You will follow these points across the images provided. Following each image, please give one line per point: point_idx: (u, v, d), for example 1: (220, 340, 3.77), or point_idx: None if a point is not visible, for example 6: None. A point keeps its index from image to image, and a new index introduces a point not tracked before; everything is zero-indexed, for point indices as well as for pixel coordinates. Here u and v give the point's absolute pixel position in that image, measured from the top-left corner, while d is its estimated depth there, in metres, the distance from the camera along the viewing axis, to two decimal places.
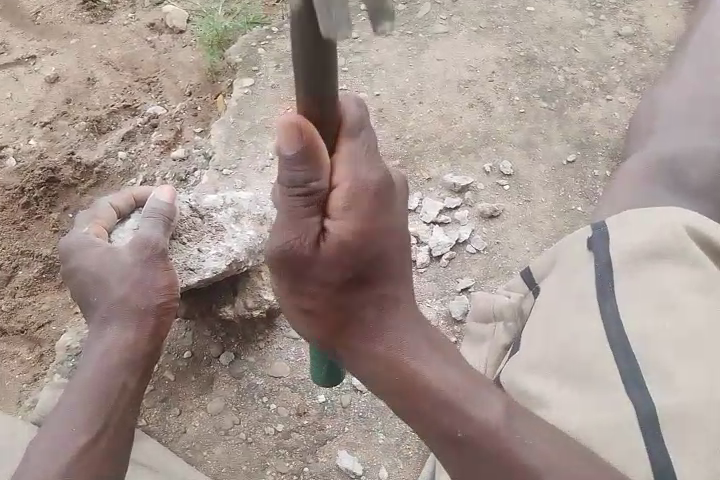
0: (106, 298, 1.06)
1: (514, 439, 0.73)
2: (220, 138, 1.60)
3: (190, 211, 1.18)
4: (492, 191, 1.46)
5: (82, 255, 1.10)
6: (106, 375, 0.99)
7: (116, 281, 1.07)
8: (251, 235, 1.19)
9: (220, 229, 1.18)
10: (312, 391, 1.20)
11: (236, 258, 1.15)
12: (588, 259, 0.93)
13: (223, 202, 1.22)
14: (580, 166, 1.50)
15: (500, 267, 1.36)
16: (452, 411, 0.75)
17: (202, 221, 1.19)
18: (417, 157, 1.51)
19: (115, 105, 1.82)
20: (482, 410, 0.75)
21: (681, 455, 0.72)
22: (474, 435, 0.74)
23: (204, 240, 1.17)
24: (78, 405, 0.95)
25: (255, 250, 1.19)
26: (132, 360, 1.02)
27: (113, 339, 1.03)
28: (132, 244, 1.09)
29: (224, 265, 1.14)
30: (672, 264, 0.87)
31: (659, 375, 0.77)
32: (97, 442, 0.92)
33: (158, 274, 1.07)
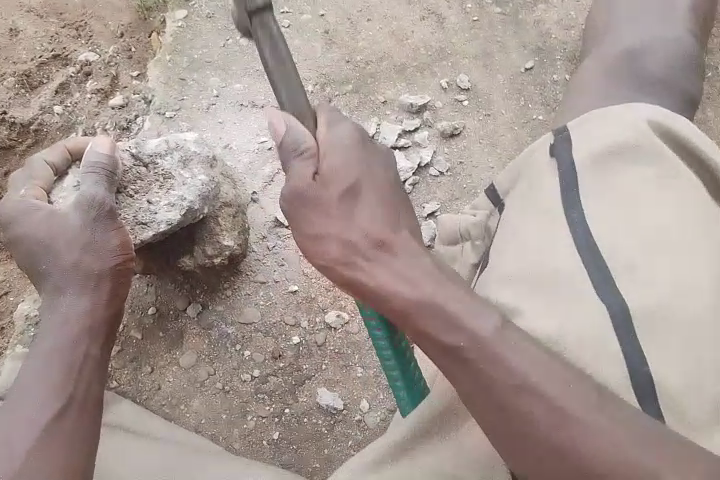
0: (56, 266, 0.96)
1: (510, 347, 0.68)
2: (157, 79, 1.51)
3: (132, 159, 1.10)
4: (450, 108, 1.39)
5: (20, 221, 0.99)
6: (64, 348, 0.90)
7: (63, 245, 0.97)
8: (202, 181, 1.12)
9: (169, 177, 1.11)
10: (285, 333, 1.18)
11: (190, 207, 1.09)
12: (553, 165, 0.94)
13: (167, 146, 1.13)
14: (539, 73, 1.44)
15: (464, 187, 1.32)
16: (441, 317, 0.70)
17: (148, 170, 1.11)
18: (370, 80, 1.42)
19: (43, 56, 1.68)
20: (478, 323, 0.70)
21: (655, 353, 0.73)
22: (471, 344, 0.69)
23: (153, 190, 1.10)
24: (38, 384, 0.86)
25: (209, 196, 1.12)
26: (93, 326, 0.95)
27: (68, 310, 0.94)
28: (77, 204, 0.99)
29: (178, 216, 1.07)
30: (635, 161, 0.88)
31: (628, 273, 0.79)
32: (63, 418, 0.85)
33: (109, 234, 0.99)
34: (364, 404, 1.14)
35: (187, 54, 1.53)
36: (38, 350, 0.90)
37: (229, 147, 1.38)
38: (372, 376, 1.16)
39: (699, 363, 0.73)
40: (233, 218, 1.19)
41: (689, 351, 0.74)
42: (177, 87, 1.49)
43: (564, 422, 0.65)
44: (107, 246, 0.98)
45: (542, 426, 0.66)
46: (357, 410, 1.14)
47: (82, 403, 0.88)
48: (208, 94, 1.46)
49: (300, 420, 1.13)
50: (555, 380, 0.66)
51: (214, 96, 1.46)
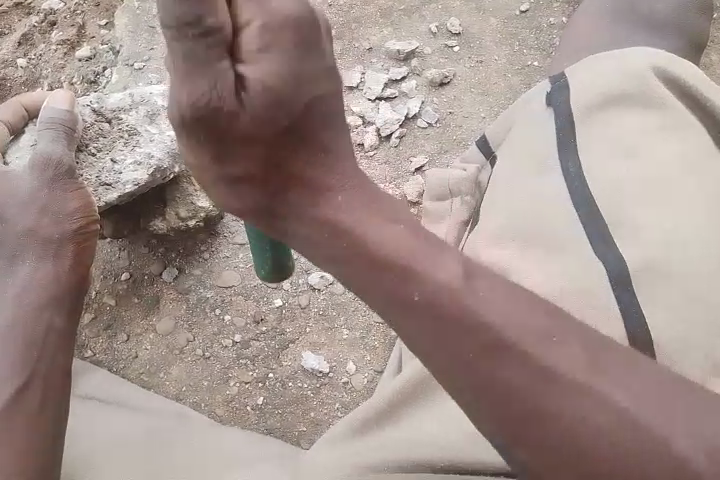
0: (8, 231, 0.91)
1: (478, 299, 0.58)
2: (126, 28, 1.40)
3: (93, 115, 1.02)
4: (440, 55, 1.30)
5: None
6: (25, 317, 0.85)
7: (17, 211, 0.91)
8: (171, 137, 1.05)
9: (134, 133, 1.03)
10: (266, 296, 1.13)
11: (158, 165, 1.01)
12: (547, 116, 0.86)
13: (132, 100, 1.05)
14: (535, 15, 1.34)
15: (455, 139, 1.25)
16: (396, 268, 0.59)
17: (110, 125, 1.03)
18: (354, 25, 1.33)
19: (3, 4, 1.56)
20: (438, 268, 0.60)
21: (654, 312, 0.67)
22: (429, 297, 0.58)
23: (117, 147, 1.02)
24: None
25: (179, 154, 1.05)
26: (57, 293, 0.89)
27: (30, 276, 0.88)
28: (30, 167, 0.92)
29: (145, 176, 1.00)
30: (636, 110, 0.81)
31: (627, 230, 0.73)
32: (25, 396, 0.80)
33: (66, 197, 0.92)
34: (351, 367, 1.10)
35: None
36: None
37: None
38: (359, 339, 1.11)
39: (700, 323, 0.67)
40: None
41: (691, 310, 0.67)
42: (148, 37, 1.38)
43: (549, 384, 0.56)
44: (64, 208, 0.91)
45: (530, 388, 0.56)
46: (343, 374, 1.09)
47: (46, 378, 0.83)
48: None
49: (285, 384, 1.09)
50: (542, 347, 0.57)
51: None
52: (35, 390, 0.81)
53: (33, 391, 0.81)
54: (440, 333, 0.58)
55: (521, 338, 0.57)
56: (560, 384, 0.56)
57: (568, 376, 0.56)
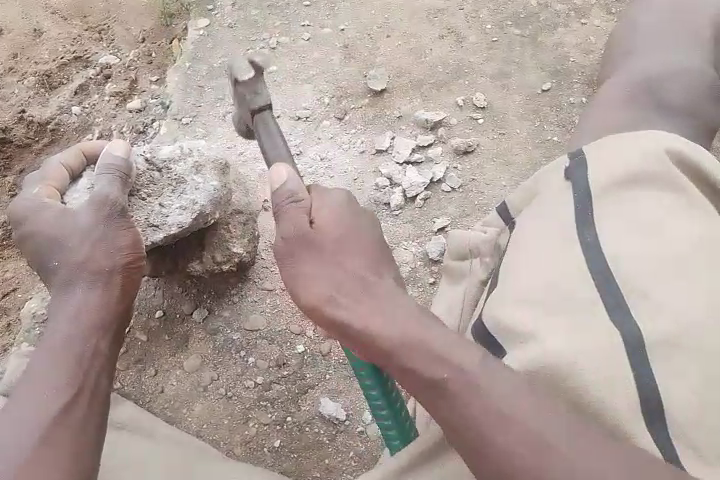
0: (63, 262, 0.98)
1: (480, 377, 0.69)
2: (176, 85, 1.53)
3: (145, 164, 1.11)
4: (466, 125, 1.40)
5: (32, 216, 1.02)
6: (71, 342, 0.90)
7: (74, 242, 0.99)
8: (214, 186, 1.13)
9: (181, 181, 1.12)
10: (289, 341, 1.18)
11: (201, 211, 1.10)
12: (568, 188, 0.94)
13: (181, 152, 1.14)
14: (555, 94, 1.44)
15: (477, 204, 1.32)
16: (425, 354, 0.71)
17: (161, 175, 1.12)
18: (386, 94, 1.44)
19: (65, 57, 1.71)
20: (463, 358, 0.71)
21: (671, 382, 0.72)
22: (456, 377, 0.70)
23: (165, 194, 1.11)
24: (41, 376, 0.87)
25: (220, 202, 1.14)
26: (102, 323, 0.95)
27: (80, 302, 0.95)
28: (90, 203, 1.00)
29: (189, 220, 1.09)
30: (650, 190, 0.88)
31: (642, 302, 0.78)
32: (68, 416, 0.84)
33: (120, 232, 1.00)
34: (367, 416, 1.13)
35: (209, 61, 1.55)
36: (46, 345, 0.90)
37: (243, 155, 1.39)
38: None
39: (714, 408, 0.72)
40: (244, 226, 1.20)
41: (706, 388, 0.73)
42: (196, 94, 1.51)
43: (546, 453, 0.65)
44: (117, 242, 1.00)
45: (522, 460, 0.66)
46: (359, 422, 1.13)
47: (89, 400, 0.88)
48: (225, 102, 1.48)
49: (302, 429, 1.12)
50: (529, 412, 0.67)
51: (230, 104, 1.48)
52: (78, 409, 0.85)
53: (75, 412, 0.85)
54: (461, 415, 0.69)
55: (521, 418, 0.67)
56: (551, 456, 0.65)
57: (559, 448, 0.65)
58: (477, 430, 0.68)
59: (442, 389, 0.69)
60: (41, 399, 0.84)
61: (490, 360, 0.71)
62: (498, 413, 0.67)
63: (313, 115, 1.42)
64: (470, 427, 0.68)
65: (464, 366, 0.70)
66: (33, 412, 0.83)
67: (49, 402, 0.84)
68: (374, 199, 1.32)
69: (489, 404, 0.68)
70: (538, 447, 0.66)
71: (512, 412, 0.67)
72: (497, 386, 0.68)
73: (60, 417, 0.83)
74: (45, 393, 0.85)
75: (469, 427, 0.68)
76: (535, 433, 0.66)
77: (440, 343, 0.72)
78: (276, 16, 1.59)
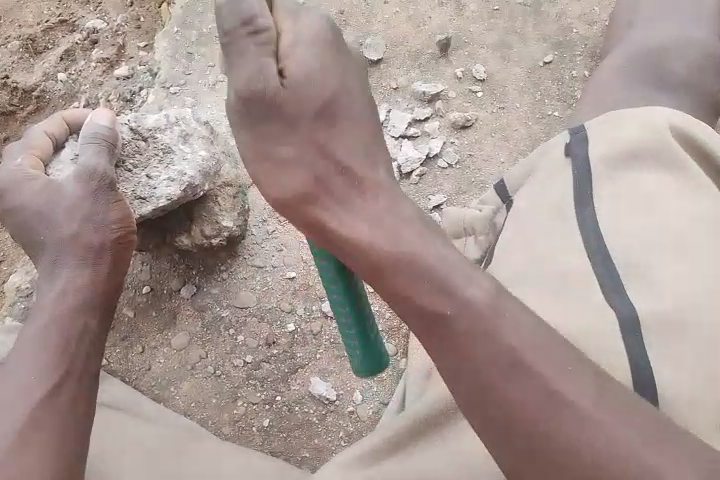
0: (50, 238, 0.95)
1: (506, 319, 0.66)
2: (165, 53, 1.47)
3: (131, 133, 1.05)
4: (464, 99, 1.35)
5: (14, 188, 0.97)
6: (58, 322, 0.88)
7: (60, 217, 0.95)
8: (203, 156, 1.10)
9: (169, 151, 1.07)
10: (280, 319, 1.16)
11: (190, 183, 1.06)
12: (567, 164, 0.90)
13: (168, 120, 1.09)
14: (557, 67, 1.39)
15: (473, 181, 1.29)
16: (428, 278, 0.69)
17: (147, 143, 1.07)
18: (383, 64, 1.38)
19: (49, 21, 1.64)
20: (471, 291, 0.68)
21: (664, 362, 0.69)
22: (463, 310, 0.67)
23: (152, 165, 1.06)
24: (31, 356, 0.85)
25: (209, 173, 1.10)
26: (91, 302, 0.92)
27: (70, 278, 0.92)
28: (76, 176, 0.96)
29: (177, 191, 1.05)
30: (651, 165, 0.84)
31: (639, 280, 0.76)
32: (58, 396, 0.83)
33: (108, 208, 0.97)
34: (357, 396, 1.11)
35: (198, 27, 1.48)
36: (36, 324, 0.88)
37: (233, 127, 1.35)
38: None
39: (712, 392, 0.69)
40: (233, 198, 1.17)
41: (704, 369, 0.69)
42: (185, 62, 1.45)
43: (559, 404, 0.63)
44: (106, 218, 0.96)
45: (539, 407, 0.63)
46: (350, 402, 1.11)
47: (78, 380, 0.86)
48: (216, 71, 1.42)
49: (291, 408, 1.11)
50: (553, 358, 0.65)
51: (221, 73, 1.42)
52: (68, 390, 0.84)
53: (64, 393, 0.84)
54: (468, 349, 0.66)
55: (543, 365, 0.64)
56: (569, 409, 0.62)
57: (573, 395, 0.63)
58: (493, 368, 0.65)
59: (444, 323, 0.67)
60: (34, 382, 0.83)
61: (503, 301, 0.68)
62: (515, 357, 0.64)
63: None
64: (480, 365, 0.65)
65: (475, 302, 0.67)
66: (23, 394, 0.82)
67: (37, 382, 0.83)
68: None
69: (499, 351, 0.65)
70: (548, 392, 0.63)
71: (524, 357, 0.64)
72: (512, 332, 0.66)
73: (47, 399, 0.82)
74: (35, 373, 0.83)
75: (478, 363, 0.65)
76: (549, 383, 0.63)
77: (456, 279, 0.69)
78: None
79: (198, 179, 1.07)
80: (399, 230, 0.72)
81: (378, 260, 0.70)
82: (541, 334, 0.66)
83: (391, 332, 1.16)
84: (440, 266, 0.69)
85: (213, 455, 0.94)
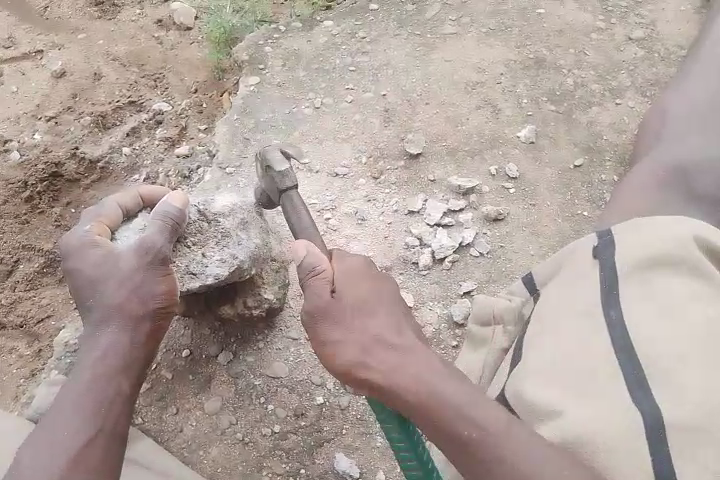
0: (98, 302, 1.01)
1: (515, 441, 0.79)
2: (223, 136, 1.59)
3: (197, 214, 1.14)
4: (497, 194, 1.44)
5: (77, 252, 1.04)
6: (97, 381, 0.95)
7: (110, 288, 1.02)
8: (255, 243, 1.17)
9: (227, 236, 1.14)
10: (309, 392, 1.19)
11: (239, 265, 1.13)
12: (596, 265, 0.95)
13: (233, 206, 1.18)
14: (587, 171, 1.48)
15: (504, 270, 1.34)
16: (451, 416, 0.83)
17: (209, 225, 1.14)
18: (421, 158, 1.49)
19: (120, 101, 1.82)
20: (484, 417, 0.82)
21: (686, 468, 0.72)
22: (482, 437, 0.81)
23: (209, 245, 1.13)
24: (65, 417, 0.91)
25: (258, 259, 1.17)
26: (127, 366, 0.99)
27: (110, 341, 0.99)
28: (136, 250, 1.03)
29: (226, 272, 1.11)
30: (678, 269, 0.88)
31: (663, 382, 0.78)
32: (87, 455, 0.89)
33: (158, 280, 1.03)
34: (380, 476, 1.12)
35: (255, 114, 1.62)
36: (76, 386, 0.94)
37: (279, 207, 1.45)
38: None
39: None
40: (276, 273, 1.24)
41: None
42: (241, 145, 1.57)
43: None
44: (152, 290, 1.02)
45: None
46: None
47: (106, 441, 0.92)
48: None
49: None
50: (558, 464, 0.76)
51: None
52: (97, 448, 0.90)
53: (94, 450, 0.90)
54: (489, 468, 0.80)
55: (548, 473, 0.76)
56: None
57: None
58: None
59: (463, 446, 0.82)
60: (67, 438, 0.89)
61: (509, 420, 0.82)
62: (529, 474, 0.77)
63: (349, 173, 1.47)
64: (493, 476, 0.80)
65: (486, 425, 0.81)
66: (54, 449, 0.88)
67: (70, 440, 0.89)
68: (403, 257, 1.35)
69: (510, 464, 0.79)
70: None
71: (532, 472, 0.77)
72: (516, 448, 0.79)
73: (79, 454, 0.88)
74: (68, 434, 0.89)
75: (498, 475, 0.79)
76: None
77: (472, 408, 0.83)
78: (324, 77, 1.66)
79: (249, 261, 1.14)
80: (424, 371, 0.87)
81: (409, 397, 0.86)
82: (543, 447, 0.78)
83: None
84: (454, 399, 0.84)
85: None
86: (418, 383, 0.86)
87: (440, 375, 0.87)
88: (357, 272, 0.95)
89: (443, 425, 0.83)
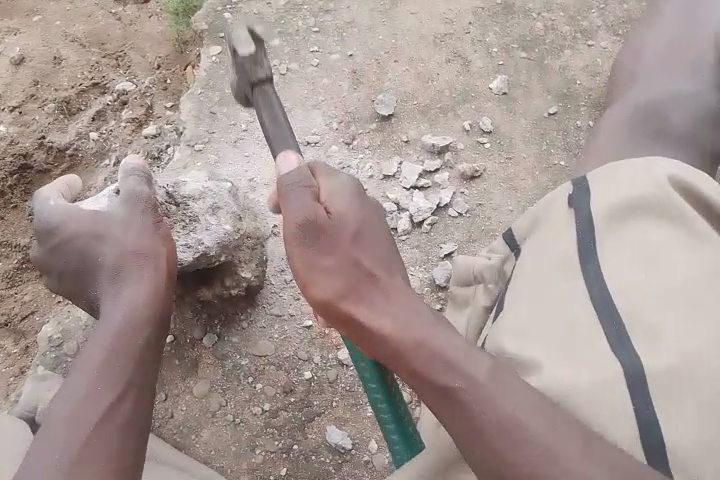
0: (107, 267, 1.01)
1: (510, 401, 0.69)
2: (189, 113, 1.55)
3: (166, 197, 1.12)
4: (472, 150, 1.41)
5: (65, 218, 1.05)
6: (117, 346, 0.93)
7: (101, 252, 1.02)
8: (225, 229, 1.12)
9: (195, 220, 1.13)
10: (296, 368, 1.19)
11: (204, 252, 1.10)
12: (570, 216, 0.93)
13: (203, 191, 1.15)
14: (562, 118, 1.45)
15: (483, 229, 1.33)
16: (442, 363, 0.72)
17: (177, 208, 1.13)
18: (393, 119, 1.45)
19: (83, 84, 1.76)
20: (475, 369, 0.72)
21: (669, 415, 0.70)
22: (469, 389, 0.70)
23: (175, 229, 1.12)
24: (65, 409, 0.85)
25: (228, 246, 1.13)
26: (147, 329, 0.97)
27: (106, 328, 0.94)
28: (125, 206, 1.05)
29: (189, 258, 1.09)
30: (652, 216, 0.86)
31: (642, 333, 0.77)
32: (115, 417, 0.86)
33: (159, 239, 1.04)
34: (372, 445, 1.14)
35: (220, 88, 1.57)
36: (77, 379, 0.89)
37: (253, 182, 1.42)
38: None
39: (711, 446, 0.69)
40: (252, 249, 1.21)
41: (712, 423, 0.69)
42: (208, 121, 1.52)
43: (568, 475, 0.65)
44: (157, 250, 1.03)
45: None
46: (365, 451, 1.13)
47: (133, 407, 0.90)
48: (237, 128, 1.51)
49: (307, 457, 1.13)
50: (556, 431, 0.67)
51: (242, 130, 1.50)
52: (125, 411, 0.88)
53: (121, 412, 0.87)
54: (478, 426, 0.69)
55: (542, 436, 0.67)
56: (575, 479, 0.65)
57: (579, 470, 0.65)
58: (496, 442, 0.68)
59: (448, 394, 0.71)
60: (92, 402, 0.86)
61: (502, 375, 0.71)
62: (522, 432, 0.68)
63: (321, 140, 1.43)
64: (481, 435, 0.69)
65: (479, 379, 0.71)
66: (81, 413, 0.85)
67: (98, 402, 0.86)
68: None
69: (504, 422, 0.68)
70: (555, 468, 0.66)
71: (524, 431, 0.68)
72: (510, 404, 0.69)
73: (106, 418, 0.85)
74: (92, 394, 0.87)
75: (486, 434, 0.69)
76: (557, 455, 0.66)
77: (464, 359, 0.72)
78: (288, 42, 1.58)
79: (216, 251, 1.12)
80: (413, 313, 0.76)
81: (394, 342, 0.73)
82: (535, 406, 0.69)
83: None
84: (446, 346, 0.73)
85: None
86: (406, 325, 0.74)
87: (431, 321, 0.75)
88: (350, 193, 0.81)
89: (428, 374, 0.72)
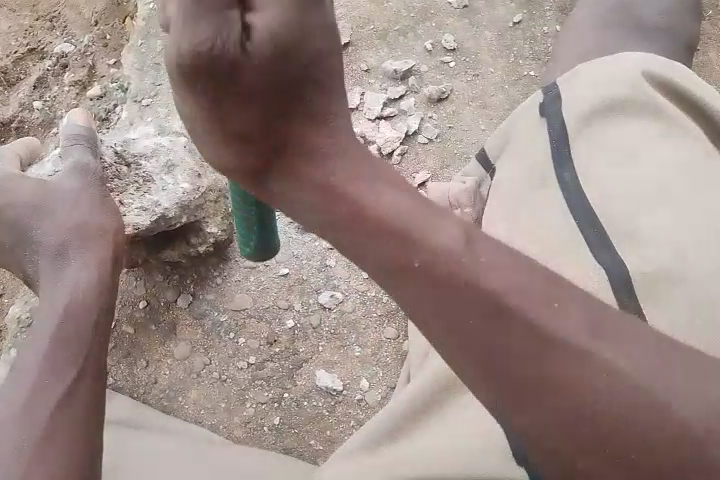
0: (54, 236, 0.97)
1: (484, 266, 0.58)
2: (133, 66, 1.45)
3: (114, 157, 1.07)
4: (436, 71, 1.33)
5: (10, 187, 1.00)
6: (66, 319, 0.89)
7: (49, 227, 0.98)
8: (184, 188, 1.06)
9: (148, 180, 1.05)
10: (278, 317, 1.15)
11: (163, 213, 1.03)
12: (543, 124, 0.87)
13: (155, 148, 1.08)
14: (528, 27, 1.37)
15: (456, 152, 1.27)
16: (400, 237, 0.61)
17: (128, 169, 1.07)
18: (350, 48, 1.36)
19: (18, 51, 1.63)
20: (443, 236, 0.60)
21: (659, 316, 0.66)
22: (434, 263, 0.59)
23: (128, 190, 1.06)
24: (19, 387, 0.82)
25: (188, 205, 1.06)
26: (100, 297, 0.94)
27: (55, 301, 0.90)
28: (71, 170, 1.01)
29: (146, 221, 1.03)
30: (628, 114, 0.81)
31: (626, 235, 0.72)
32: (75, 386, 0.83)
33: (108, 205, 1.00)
34: (364, 383, 1.11)
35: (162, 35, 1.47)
36: (27, 366, 0.85)
37: None
38: (370, 354, 1.13)
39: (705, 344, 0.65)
40: (216, 201, 1.14)
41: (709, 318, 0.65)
42: (155, 73, 1.43)
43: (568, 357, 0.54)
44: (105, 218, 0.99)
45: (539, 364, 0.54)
46: (357, 389, 1.11)
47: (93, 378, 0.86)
48: None
49: (299, 404, 1.10)
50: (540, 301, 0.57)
51: None
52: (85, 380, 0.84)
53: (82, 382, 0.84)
54: (451, 305, 0.57)
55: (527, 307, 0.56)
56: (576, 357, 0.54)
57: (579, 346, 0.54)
58: (472, 319, 0.56)
59: (408, 270, 0.59)
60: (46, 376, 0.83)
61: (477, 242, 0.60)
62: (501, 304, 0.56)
63: None
64: (457, 316, 0.57)
65: (449, 248, 0.60)
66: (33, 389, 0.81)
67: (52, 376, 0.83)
68: None
69: (481, 298, 0.57)
70: (552, 349, 0.55)
71: (509, 303, 0.56)
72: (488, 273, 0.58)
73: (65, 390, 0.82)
74: (44, 370, 0.83)
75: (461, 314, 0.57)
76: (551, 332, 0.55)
77: (427, 226, 0.61)
78: None
79: (180, 213, 1.05)
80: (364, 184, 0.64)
81: (343, 213, 0.63)
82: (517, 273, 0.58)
83: (391, 316, 1.16)
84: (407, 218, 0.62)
85: (234, 464, 0.93)
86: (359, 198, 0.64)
87: (388, 189, 0.64)
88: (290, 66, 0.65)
89: (384, 248, 0.61)
